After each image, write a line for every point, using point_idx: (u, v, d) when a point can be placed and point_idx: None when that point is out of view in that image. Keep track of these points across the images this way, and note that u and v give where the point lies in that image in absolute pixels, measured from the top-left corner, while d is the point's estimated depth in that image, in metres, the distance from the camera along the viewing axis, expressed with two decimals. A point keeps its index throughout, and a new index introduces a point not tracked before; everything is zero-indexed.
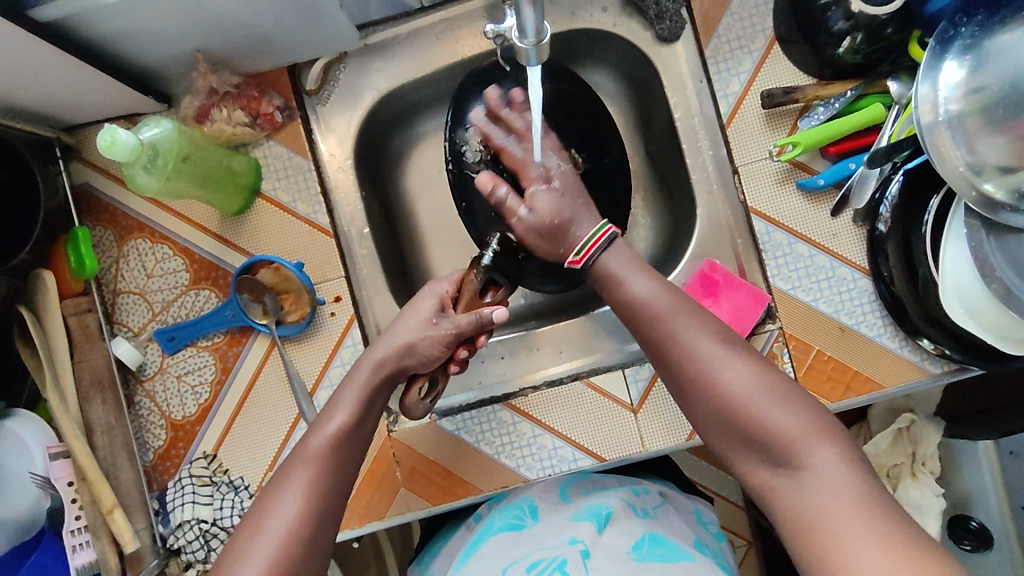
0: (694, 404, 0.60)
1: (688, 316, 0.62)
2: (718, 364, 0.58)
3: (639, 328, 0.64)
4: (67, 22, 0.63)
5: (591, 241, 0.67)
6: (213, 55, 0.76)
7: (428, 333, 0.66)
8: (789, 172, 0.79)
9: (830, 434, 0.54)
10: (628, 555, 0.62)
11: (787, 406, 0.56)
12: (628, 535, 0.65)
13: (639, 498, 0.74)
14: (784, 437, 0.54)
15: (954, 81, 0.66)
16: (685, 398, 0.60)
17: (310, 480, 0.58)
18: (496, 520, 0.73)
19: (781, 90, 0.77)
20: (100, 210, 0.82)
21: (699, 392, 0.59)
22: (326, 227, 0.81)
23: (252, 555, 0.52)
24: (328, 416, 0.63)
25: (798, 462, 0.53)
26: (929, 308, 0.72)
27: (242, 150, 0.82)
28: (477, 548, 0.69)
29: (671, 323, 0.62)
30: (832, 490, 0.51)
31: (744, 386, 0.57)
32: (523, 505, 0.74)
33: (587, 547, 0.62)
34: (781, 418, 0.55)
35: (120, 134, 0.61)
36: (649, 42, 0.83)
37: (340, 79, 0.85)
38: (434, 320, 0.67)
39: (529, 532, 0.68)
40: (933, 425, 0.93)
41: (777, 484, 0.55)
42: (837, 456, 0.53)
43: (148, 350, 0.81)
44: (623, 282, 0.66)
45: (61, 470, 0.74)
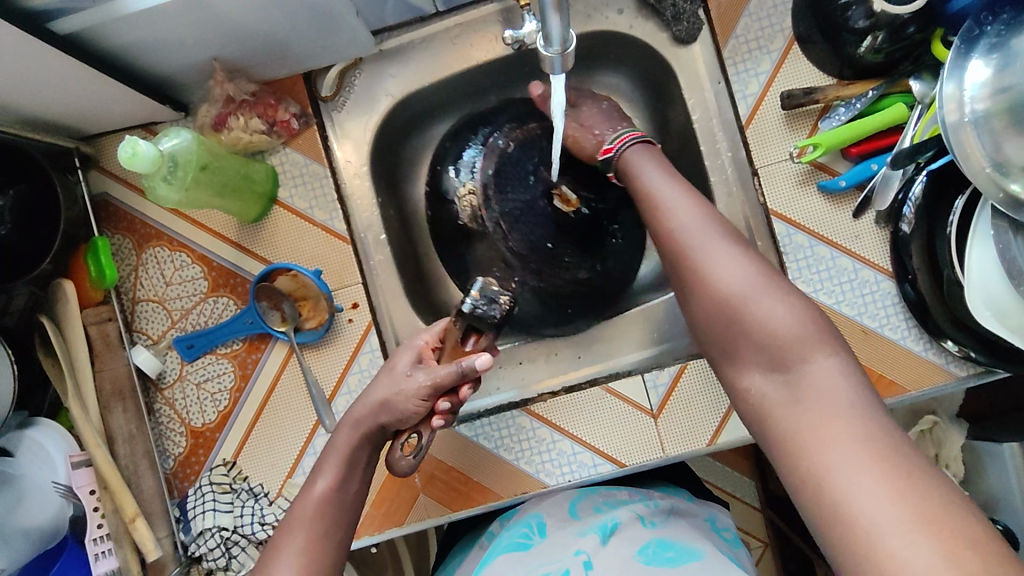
0: (699, 299, 0.62)
1: (704, 214, 0.65)
2: (727, 274, 0.60)
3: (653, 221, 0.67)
4: (86, 34, 0.63)
5: (625, 136, 0.74)
6: (229, 64, 0.76)
7: (400, 390, 0.65)
8: (810, 174, 0.78)
9: (833, 347, 0.56)
10: (634, 556, 0.63)
11: (795, 312, 0.57)
12: (632, 542, 0.66)
13: (652, 511, 0.73)
14: (782, 339, 0.56)
15: (981, 80, 0.65)
16: (689, 293, 0.63)
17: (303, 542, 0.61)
18: (503, 538, 0.73)
19: (802, 91, 0.77)
20: (118, 218, 0.82)
21: (703, 285, 0.62)
22: (343, 233, 0.81)
23: None
24: (310, 482, 0.67)
25: (791, 364, 0.55)
26: (955, 310, 0.71)
27: (259, 157, 0.81)
28: (486, 563, 0.70)
29: (686, 223, 0.64)
30: (829, 398, 0.51)
31: (747, 286, 0.59)
32: (530, 523, 0.74)
33: (588, 557, 0.63)
34: (781, 320, 0.57)
35: (140, 146, 0.61)
36: (666, 43, 0.83)
37: (356, 85, 0.84)
38: (407, 374, 0.66)
39: (535, 551, 0.68)
40: (956, 426, 0.93)
41: (764, 385, 0.57)
42: (834, 363, 0.54)
43: (167, 357, 0.81)
44: (640, 175, 0.70)
45: (84, 479, 0.74)
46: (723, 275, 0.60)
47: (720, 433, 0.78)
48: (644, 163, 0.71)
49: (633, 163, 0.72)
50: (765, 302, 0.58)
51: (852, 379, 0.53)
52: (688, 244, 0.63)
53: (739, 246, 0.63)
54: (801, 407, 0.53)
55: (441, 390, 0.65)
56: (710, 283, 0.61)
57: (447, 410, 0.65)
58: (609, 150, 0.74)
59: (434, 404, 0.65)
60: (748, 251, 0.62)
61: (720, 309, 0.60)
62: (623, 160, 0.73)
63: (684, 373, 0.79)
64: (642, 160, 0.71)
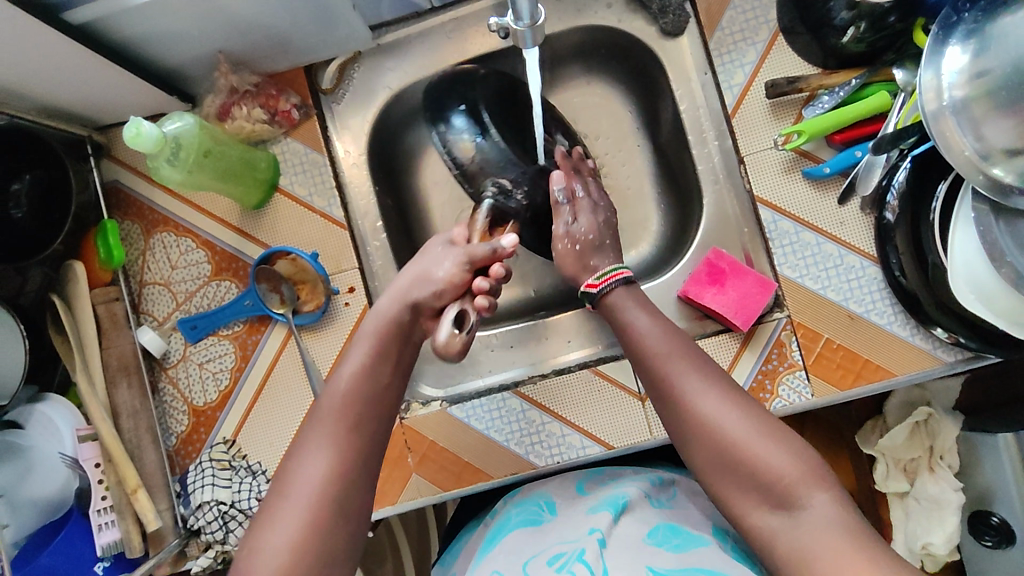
0: (697, 446, 0.62)
1: (689, 360, 0.65)
2: (711, 415, 0.61)
3: (640, 362, 0.68)
4: (98, 24, 0.67)
5: (610, 274, 0.74)
6: (233, 56, 0.80)
7: (441, 265, 0.70)
8: (794, 161, 0.79)
9: (823, 480, 0.57)
10: (645, 540, 0.64)
11: (789, 450, 0.58)
12: (643, 524, 0.66)
13: (657, 488, 0.74)
14: (782, 478, 0.57)
15: (958, 67, 0.67)
16: (686, 439, 0.62)
17: (329, 439, 0.60)
18: (513, 515, 0.74)
19: (785, 80, 0.78)
20: (127, 205, 0.86)
21: (700, 435, 0.61)
22: (341, 220, 0.84)
23: (280, 522, 0.55)
24: (338, 370, 0.66)
25: (794, 501, 0.56)
26: (939, 294, 0.73)
27: (261, 146, 0.85)
28: (498, 538, 0.71)
29: (679, 379, 0.64)
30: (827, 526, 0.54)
31: (745, 435, 0.59)
32: (541, 502, 0.75)
33: (604, 536, 0.63)
34: (776, 460, 0.58)
35: (144, 126, 0.64)
36: (654, 36, 0.85)
37: (355, 79, 0.88)
38: (446, 253, 0.71)
39: (546, 527, 0.69)
40: (951, 419, 0.93)
41: (771, 521, 0.57)
42: (830, 500, 0.55)
43: (171, 338, 0.85)
44: (629, 317, 0.70)
45: (89, 452, 0.77)
46: (724, 427, 0.60)
47: None
48: (628, 306, 0.71)
49: (619, 307, 0.72)
50: (765, 446, 0.59)
51: (846, 512, 0.55)
52: (680, 390, 0.63)
53: (736, 402, 0.62)
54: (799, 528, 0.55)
55: (476, 264, 0.70)
56: (706, 425, 0.61)
57: (486, 289, 0.69)
58: (594, 286, 0.74)
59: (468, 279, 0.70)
60: (744, 406, 0.62)
61: (718, 455, 0.60)
62: (608, 302, 0.73)
63: None
64: (626, 304, 0.71)
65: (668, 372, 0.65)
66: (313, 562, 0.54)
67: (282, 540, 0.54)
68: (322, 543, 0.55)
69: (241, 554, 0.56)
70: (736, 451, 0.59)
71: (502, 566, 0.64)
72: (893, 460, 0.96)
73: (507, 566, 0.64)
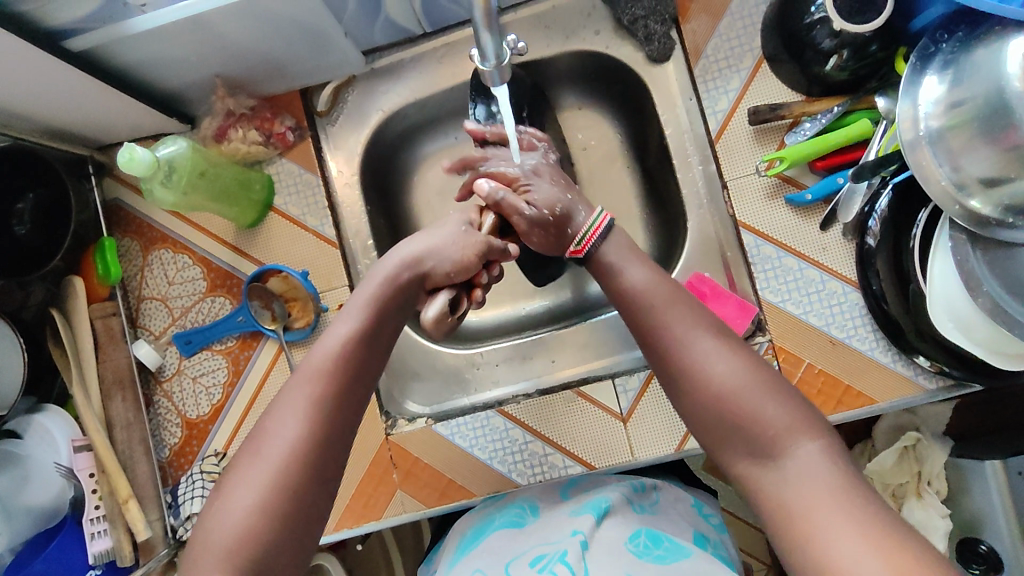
0: (684, 391, 0.62)
1: (683, 308, 0.65)
2: (701, 354, 0.61)
3: (635, 315, 0.67)
4: (97, 51, 0.70)
5: (585, 237, 0.72)
6: (230, 80, 0.83)
7: (461, 241, 0.71)
8: (777, 187, 0.80)
9: (813, 428, 0.56)
10: (625, 546, 0.65)
11: (781, 402, 0.57)
12: (626, 529, 0.68)
13: (639, 494, 0.75)
14: (768, 429, 0.56)
15: (934, 97, 0.67)
16: (674, 383, 0.63)
17: (310, 401, 0.59)
18: (497, 517, 0.76)
19: (768, 107, 0.79)
20: (128, 222, 0.89)
21: (691, 383, 0.61)
22: (333, 239, 0.86)
23: (249, 481, 0.55)
24: (331, 329, 0.65)
25: (777, 449, 0.55)
26: (921, 322, 0.72)
27: (257, 167, 0.87)
28: (480, 539, 0.73)
29: (667, 324, 0.64)
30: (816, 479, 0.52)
31: (736, 380, 0.59)
32: (524, 504, 0.76)
33: (586, 538, 0.64)
34: (764, 409, 0.57)
35: (137, 151, 0.66)
36: (641, 62, 0.86)
37: (349, 101, 0.90)
38: (466, 231, 0.73)
39: (529, 529, 0.71)
40: (940, 444, 0.92)
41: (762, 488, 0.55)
42: (819, 449, 0.54)
43: (167, 352, 0.87)
44: (622, 272, 0.69)
45: (84, 462, 0.79)
46: (716, 374, 0.60)
47: (688, 438, 0.79)
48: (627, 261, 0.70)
49: (612, 262, 0.70)
50: (753, 397, 0.58)
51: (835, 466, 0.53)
52: (672, 338, 0.63)
53: (734, 348, 0.62)
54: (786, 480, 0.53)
55: (488, 254, 0.72)
56: (695, 373, 0.61)
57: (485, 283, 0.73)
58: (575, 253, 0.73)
59: (477, 272, 0.72)
60: (736, 348, 0.62)
61: (709, 408, 0.59)
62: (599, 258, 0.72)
63: (653, 379, 0.81)
64: (624, 256, 0.70)
65: (660, 318, 0.64)
66: (278, 526, 0.54)
67: (250, 499, 0.54)
68: (291, 501, 0.55)
69: (211, 504, 0.56)
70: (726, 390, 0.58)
71: (485, 566, 0.66)
72: (882, 485, 0.94)
73: (490, 566, 0.66)
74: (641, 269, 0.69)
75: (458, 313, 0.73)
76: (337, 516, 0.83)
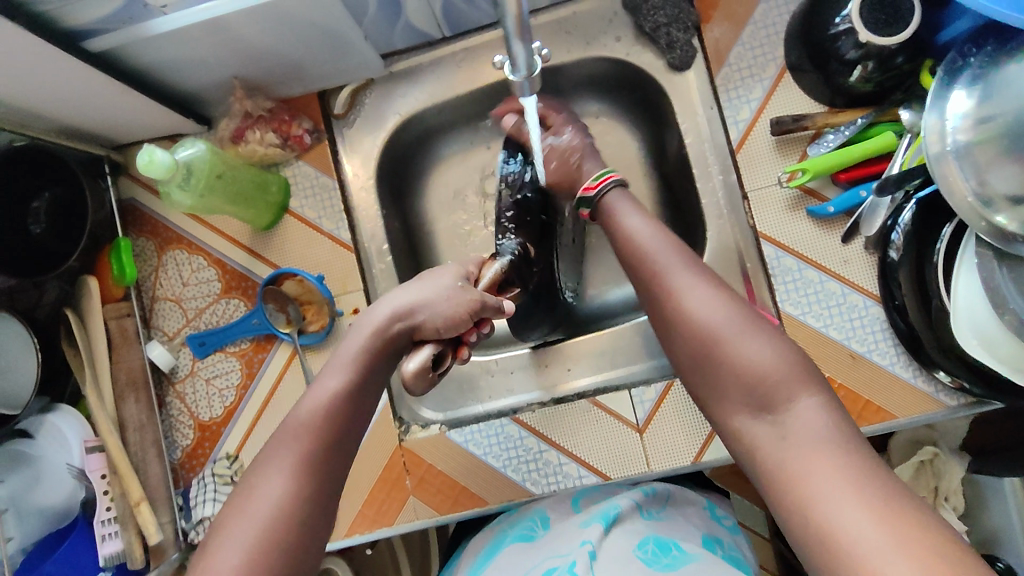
0: (681, 336, 0.62)
1: (682, 259, 0.66)
2: (703, 303, 0.62)
3: (633, 261, 0.69)
4: (117, 52, 0.69)
5: (604, 175, 0.77)
6: (248, 82, 0.82)
7: (453, 296, 0.69)
8: (799, 198, 0.80)
9: (808, 382, 0.55)
10: (634, 554, 0.63)
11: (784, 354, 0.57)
12: (633, 537, 0.67)
13: (649, 500, 0.75)
14: (767, 377, 0.56)
15: (963, 110, 0.66)
16: (670, 329, 0.63)
17: (297, 457, 0.58)
18: (510, 531, 0.75)
19: (791, 118, 0.78)
20: (143, 222, 0.88)
21: (692, 335, 0.61)
22: (348, 243, 0.86)
23: (232, 540, 0.52)
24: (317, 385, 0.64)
25: (776, 404, 0.54)
26: (942, 338, 0.71)
27: (273, 169, 0.87)
28: (494, 555, 0.72)
29: (669, 272, 0.65)
30: (815, 442, 0.51)
31: (732, 326, 0.59)
32: (535, 517, 0.76)
33: (594, 548, 0.63)
34: (764, 357, 0.57)
35: (156, 154, 0.66)
36: (661, 70, 0.85)
37: (366, 105, 0.90)
38: (459, 286, 0.70)
39: (540, 543, 0.70)
40: (957, 458, 0.91)
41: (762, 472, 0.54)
42: (817, 405, 0.53)
43: (180, 354, 0.87)
44: (622, 221, 0.72)
45: (96, 463, 0.78)
46: (751, 355, 0.57)
47: (705, 450, 0.79)
48: (627, 210, 0.73)
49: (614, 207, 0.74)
50: (748, 342, 0.58)
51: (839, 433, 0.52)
52: (673, 286, 0.64)
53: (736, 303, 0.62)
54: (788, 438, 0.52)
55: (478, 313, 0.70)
56: (690, 319, 0.61)
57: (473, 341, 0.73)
58: (590, 188, 0.77)
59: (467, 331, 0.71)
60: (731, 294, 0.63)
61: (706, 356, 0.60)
62: (604, 202, 0.75)
63: (671, 390, 0.81)
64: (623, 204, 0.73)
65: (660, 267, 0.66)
66: None
67: (233, 560, 0.51)
68: (283, 558, 0.53)
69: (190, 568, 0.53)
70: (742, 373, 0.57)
71: None
72: None
73: None
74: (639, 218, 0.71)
75: (439, 371, 0.71)
76: (350, 521, 0.83)
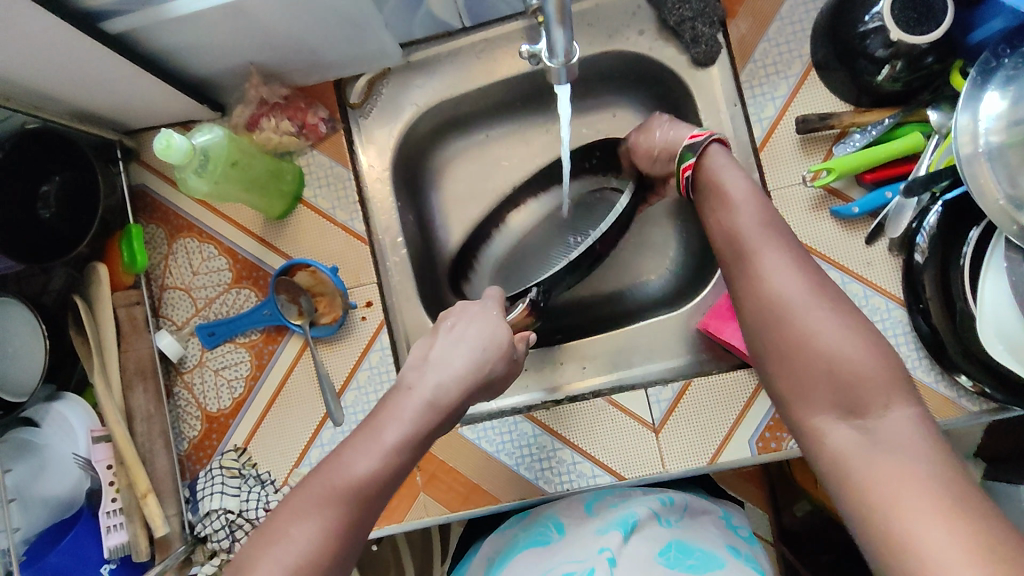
0: (776, 328, 0.61)
1: (778, 236, 0.66)
2: (794, 292, 0.61)
3: (727, 234, 0.69)
4: (134, 34, 0.68)
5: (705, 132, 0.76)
6: (265, 68, 0.81)
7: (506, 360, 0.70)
8: (823, 198, 0.79)
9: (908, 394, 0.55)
10: (656, 560, 0.64)
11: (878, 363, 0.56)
12: (654, 543, 0.67)
13: (668, 509, 0.72)
14: (865, 381, 0.55)
15: (996, 112, 0.64)
16: (766, 318, 0.63)
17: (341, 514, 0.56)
18: (520, 538, 0.73)
19: (817, 116, 0.77)
20: (153, 209, 0.87)
21: (785, 320, 0.61)
22: (362, 234, 0.84)
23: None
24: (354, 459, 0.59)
25: (869, 411, 0.54)
26: (967, 343, 0.70)
27: (287, 158, 0.86)
28: (505, 561, 0.71)
29: (763, 246, 0.65)
30: (904, 448, 0.51)
31: (834, 327, 0.59)
32: (548, 522, 0.74)
33: (614, 555, 0.63)
34: (860, 357, 0.56)
35: (174, 138, 0.65)
36: (684, 66, 0.84)
37: (383, 94, 0.88)
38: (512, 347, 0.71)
39: (556, 547, 0.69)
40: (973, 465, 0.90)
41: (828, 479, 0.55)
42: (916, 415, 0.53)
43: (189, 343, 0.85)
44: (722, 182, 0.71)
45: (103, 453, 0.77)
46: (847, 359, 0.57)
47: (722, 451, 0.78)
48: (727, 171, 0.72)
49: (716, 167, 0.72)
50: (838, 337, 0.58)
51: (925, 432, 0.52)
52: (762, 265, 0.64)
53: (834, 300, 0.61)
54: (876, 449, 0.51)
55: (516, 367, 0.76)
56: (789, 318, 0.61)
57: None
58: (695, 136, 0.75)
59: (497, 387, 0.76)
60: (827, 296, 0.61)
61: (793, 344, 0.60)
62: (707, 162, 0.73)
63: (688, 390, 0.80)
64: (725, 166, 0.72)
65: (757, 246, 0.65)
66: None
67: None
68: None
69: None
70: (824, 359, 0.58)
71: None
72: None
73: None
74: (743, 180, 0.70)
75: None
76: None
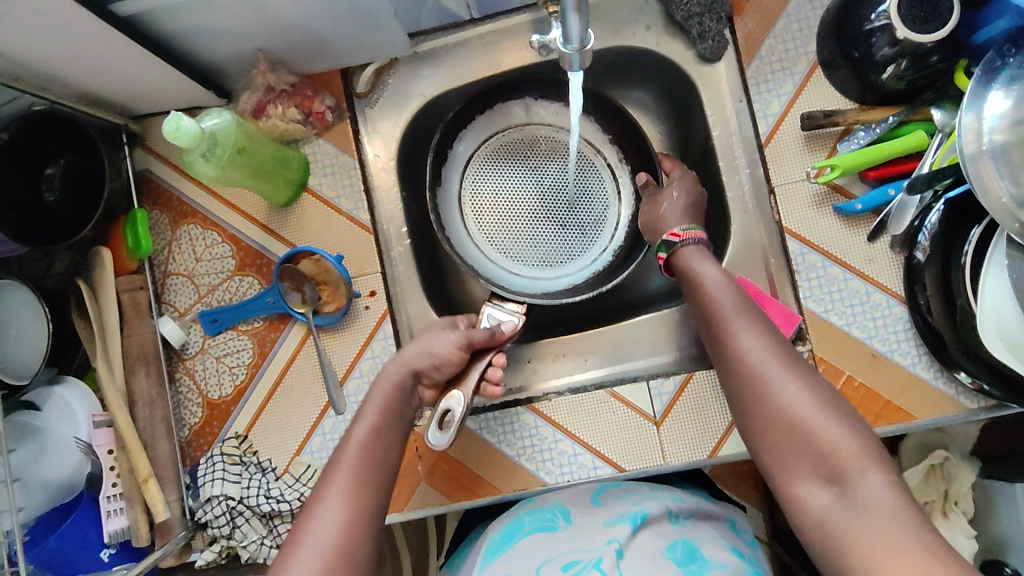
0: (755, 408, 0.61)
1: (752, 319, 0.66)
2: (773, 372, 0.62)
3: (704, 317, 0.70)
4: (143, 17, 0.67)
5: (692, 230, 0.76)
6: (272, 56, 0.81)
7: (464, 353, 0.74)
8: (826, 196, 0.79)
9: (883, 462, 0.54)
10: (662, 554, 0.64)
11: (846, 426, 0.57)
12: (662, 539, 0.66)
13: (678, 507, 0.73)
14: (840, 451, 0.56)
15: (999, 111, 0.64)
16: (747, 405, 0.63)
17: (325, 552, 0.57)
18: (526, 521, 0.73)
19: (822, 113, 0.78)
20: (157, 195, 0.87)
21: (760, 394, 0.61)
22: (367, 223, 0.84)
23: None
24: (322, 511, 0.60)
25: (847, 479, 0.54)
26: (967, 342, 0.70)
27: (293, 146, 0.86)
28: (509, 543, 0.70)
29: (737, 323, 0.66)
30: (880, 506, 0.51)
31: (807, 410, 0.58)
32: (555, 510, 0.74)
33: (621, 546, 0.63)
34: (835, 433, 0.57)
35: (183, 121, 0.64)
36: (691, 61, 0.85)
37: (390, 84, 0.89)
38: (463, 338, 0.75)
39: (562, 535, 0.69)
40: (968, 464, 0.90)
41: (822, 497, 0.55)
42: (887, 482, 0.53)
43: (191, 330, 0.85)
44: (697, 273, 0.72)
45: (103, 438, 0.77)
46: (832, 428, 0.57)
47: (722, 444, 0.79)
48: (702, 263, 0.73)
49: (690, 259, 0.74)
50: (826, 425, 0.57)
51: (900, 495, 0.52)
52: (740, 351, 0.65)
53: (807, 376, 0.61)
54: (852, 513, 0.52)
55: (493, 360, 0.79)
56: (767, 396, 0.61)
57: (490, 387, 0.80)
58: (676, 236, 0.76)
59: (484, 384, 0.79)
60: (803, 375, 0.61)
61: (778, 421, 0.59)
62: (682, 255, 0.75)
63: (689, 382, 0.80)
64: (696, 258, 0.74)
65: (732, 330, 0.66)
66: None
67: None
68: None
69: None
70: (801, 432, 0.58)
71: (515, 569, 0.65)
72: None
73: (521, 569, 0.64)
74: (715, 270, 0.71)
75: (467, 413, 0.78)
76: None
